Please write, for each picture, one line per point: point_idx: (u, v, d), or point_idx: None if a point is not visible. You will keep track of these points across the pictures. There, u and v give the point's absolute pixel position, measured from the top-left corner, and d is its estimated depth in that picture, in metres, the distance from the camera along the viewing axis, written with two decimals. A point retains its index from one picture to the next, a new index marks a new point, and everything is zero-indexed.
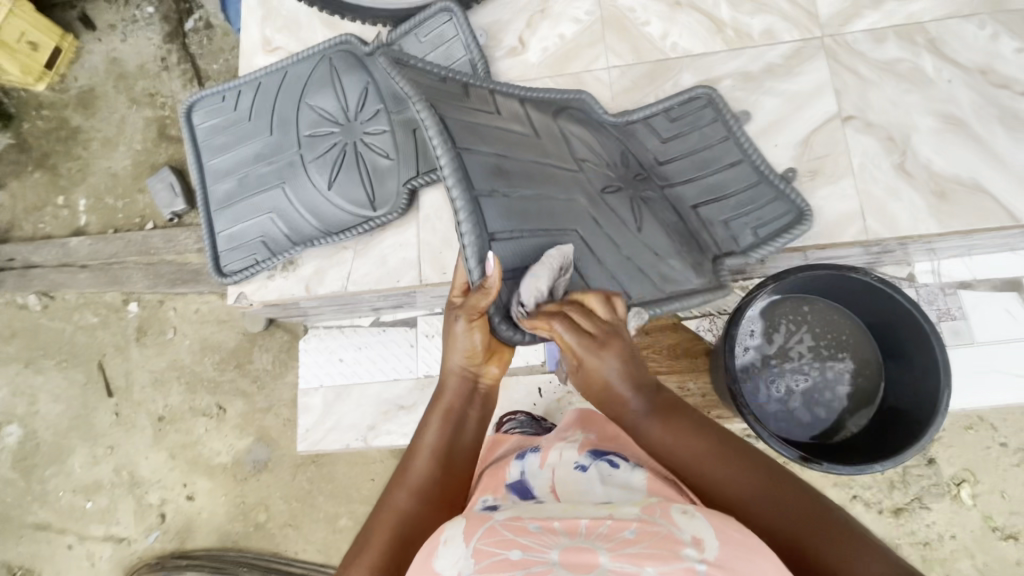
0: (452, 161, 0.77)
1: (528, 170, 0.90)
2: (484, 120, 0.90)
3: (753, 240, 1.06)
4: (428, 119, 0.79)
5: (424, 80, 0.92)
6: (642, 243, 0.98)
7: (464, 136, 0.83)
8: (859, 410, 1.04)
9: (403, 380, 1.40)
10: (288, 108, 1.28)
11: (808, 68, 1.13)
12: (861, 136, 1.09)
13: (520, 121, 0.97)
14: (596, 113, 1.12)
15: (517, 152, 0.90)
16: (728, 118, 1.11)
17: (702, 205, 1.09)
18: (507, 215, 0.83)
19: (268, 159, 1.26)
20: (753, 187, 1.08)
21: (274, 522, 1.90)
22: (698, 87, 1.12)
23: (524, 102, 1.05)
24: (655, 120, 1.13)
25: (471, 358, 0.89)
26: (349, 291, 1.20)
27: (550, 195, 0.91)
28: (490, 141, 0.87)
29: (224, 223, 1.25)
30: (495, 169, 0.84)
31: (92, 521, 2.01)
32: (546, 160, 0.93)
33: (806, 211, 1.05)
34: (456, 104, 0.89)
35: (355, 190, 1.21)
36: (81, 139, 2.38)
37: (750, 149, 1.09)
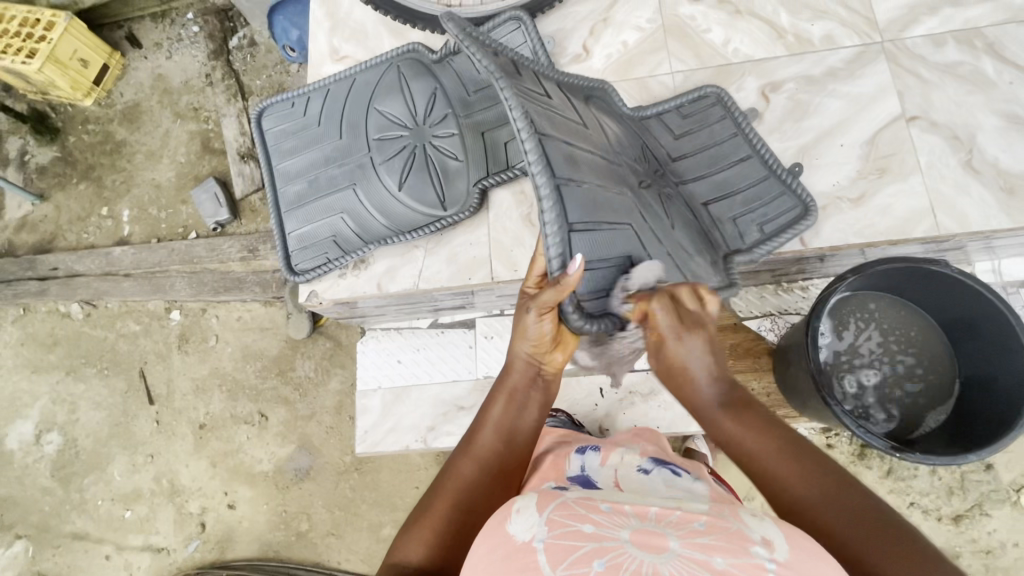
0: (537, 145, 0.69)
1: (590, 159, 0.81)
2: (547, 104, 0.81)
3: (760, 236, 1.08)
4: (512, 105, 0.69)
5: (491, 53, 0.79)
6: (682, 237, 0.95)
7: (541, 118, 0.74)
8: (936, 405, 1.04)
9: (462, 382, 1.41)
10: (356, 113, 1.31)
11: (870, 71, 1.16)
12: (927, 135, 1.11)
13: (566, 103, 0.89)
14: (615, 103, 1.12)
15: (576, 137, 0.82)
16: (736, 114, 1.14)
17: (712, 203, 1.09)
18: (582, 206, 0.75)
19: (339, 162, 1.29)
20: (761, 183, 1.11)
21: (316, 531, 1.88)
22: (708, 86, 1.17)
23: (560, 85, 0.98)
24: (667, 117, 1.16)
25: (538, 346, 0.83)
26: (420, 288, 1.22)
27: (612, 187, 0.84)
28: (557, 127, 0.78)
29: (295, 224, 1.28)
30: (568, 158, 0.75)
31: (130, 530, 1.99)
32: (597, 150, 0.86)
33: (813, 203, 1.08)
34: (525, 87, 0.79)
35: (426, 190, 1.22)
36: (125, 152, 2.43)
37: (759, 146, 1.12)
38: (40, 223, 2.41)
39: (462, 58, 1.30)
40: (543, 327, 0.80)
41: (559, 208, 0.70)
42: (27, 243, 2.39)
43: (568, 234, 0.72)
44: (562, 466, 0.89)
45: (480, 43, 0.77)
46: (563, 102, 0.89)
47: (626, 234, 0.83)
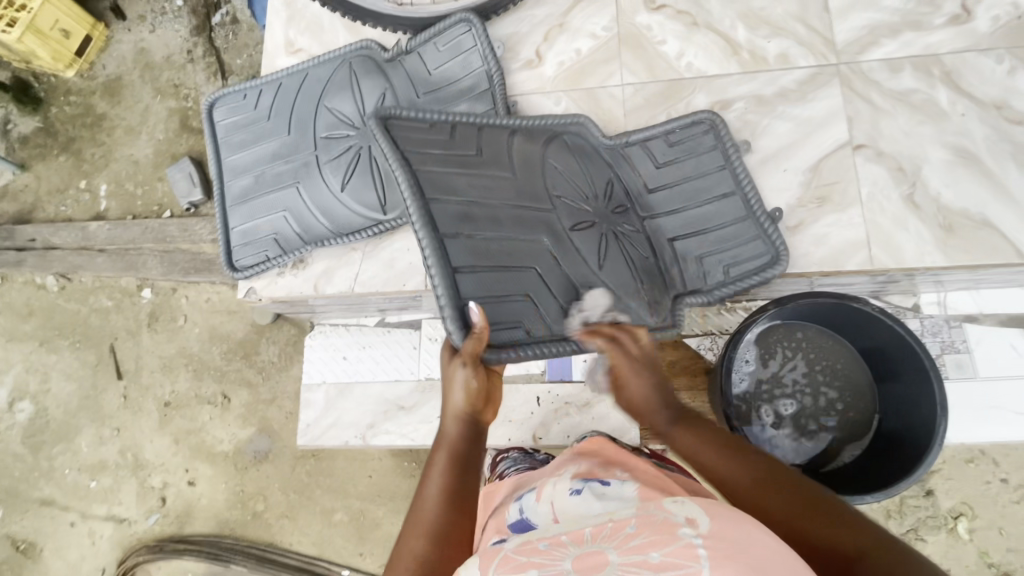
0: (422, 208, 0.78)
1: (495, 212, 0.87)
2: (464, 165, 0.89)
3: (722, 279, 1.07)
4: (403, 175, 0.80)
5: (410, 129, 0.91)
6: (617, 271, 0.95)
7: (434, 184, 0.83)
8: (852, 440, 1.03)
9: (404, 382, 1.42)
10: (306, 109, 1.30)
11: (822, 94, 1.13)
12: (871, 165, 1.09)
13: (504, 158, 0.95)
14: (590, 137, 1.12)
15: (489, 193, 0.88)
16: (726, 146, 1.09)
17: (679, 239, 1.08)
18: (473, 253, 0.81)
19: (285, 158, 1.28)
20: (738, 223, 1.08)
21: (271, 512, 1.93)
22: (702, 111, 1.12)
23: (516, 133, 1.04)
24: (653, 143, 1.11)
25: (470, 400, 0.83)
26: (355, 292, 1.23)
27: (520, 235, 0.87)
28: (463, 187, 0.86)
29: (239, 219, 1.29)
30: (462, 215, 0.83)
31: (95, 500, 2.05)
32: (516, 202, 0.90)
33: (784, 254, 1.05)
34: (445, 157, 0.89)
35: (367, 193, 1.22)
36: (105, 126, 2.43)
37: (744, 182, 1.08)
38: (20, 192, 2.43)
39: (413, 58, 1.27)
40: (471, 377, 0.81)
41: (444, 256, 0.77)
42: (7, 213, 2.41)
43: (460, 304, 0.77)
44: (499, 521, 0.79)
45: (409, 124, 0.91)
46: (496, 155, 0.94)
47: (529, 275, 0.86)
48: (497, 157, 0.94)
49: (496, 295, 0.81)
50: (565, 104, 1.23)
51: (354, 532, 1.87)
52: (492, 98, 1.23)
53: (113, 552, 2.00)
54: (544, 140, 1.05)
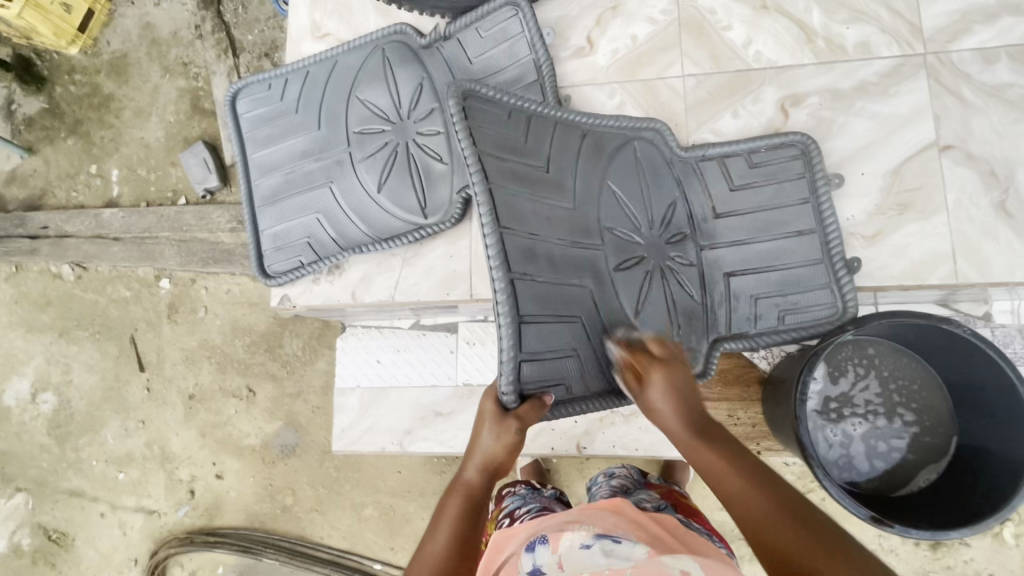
0: (498, 242, 0.73)
1: (550, 251, 0.82)
2: (534, 190, 0.82)
3: (775, 325, 0.98)
4: (481, 191, 0.73)
5: (489, 127, 0.80)
6: (655, 315, 0.92)
7: (507, 208, 0.76)
8: (926, 463, 0.98)
9: (442, 387, 1.38)
10: (338, 101, 1.21)
11: (907, 88, 1.03)
12: (959, 169, 1.00)
13: (570, 176, 0.87)
14: (662, 147, 1.01)
15: (548, 227, 0.82)
16: (816, 177, 1.00)
17: (738, 274, 0.98)
18: (537, 301, 0.77)
19: (317, 156, 1.20)
20: (808, 266, 0.98)
21: (300, 506, 1.93)
22: (794, 133, 1.02)
23: (586, 136, 0.93)
24: (731, 163, 1.01)
25: (499, 455, 0.77)
26: (397, 300, 1.17)
27: (568, 281, 0.83)
28: (528, 217, 0.79)
29: (269, 221, 1.21)
30: (527, 251, 0.77)
31: (124, 491, 2.05)
32: (569, 241, 0.85)
33: (853, 316, 0.96)
34: (518, 175, 0.80)
35: (407, 196, 1.15)
36: (113, 107, 2.32)
37: (827, 222, 0.98)
38: (29, 177, 2.34)
39: (453, 44, 1.17)
40: (517, 441, 0.76)
41: (512, 302, 0.73)
42: (17, 199, 2.34)
43: (519, 359, 0.74)
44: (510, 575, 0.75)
45: (487, 112, 0.81)
46: (561, 173, 0.87)
47: (576, 326, 0.82)
48: (562, 177, 0.87)
49: (550, 350, 0.78)
50: (619, 97, 1.13)
51: (385, 527, 1.86)
52: (541, 90, 1.13)
53: (144, 543, 2.01)
54: (614, 148, 0.96)
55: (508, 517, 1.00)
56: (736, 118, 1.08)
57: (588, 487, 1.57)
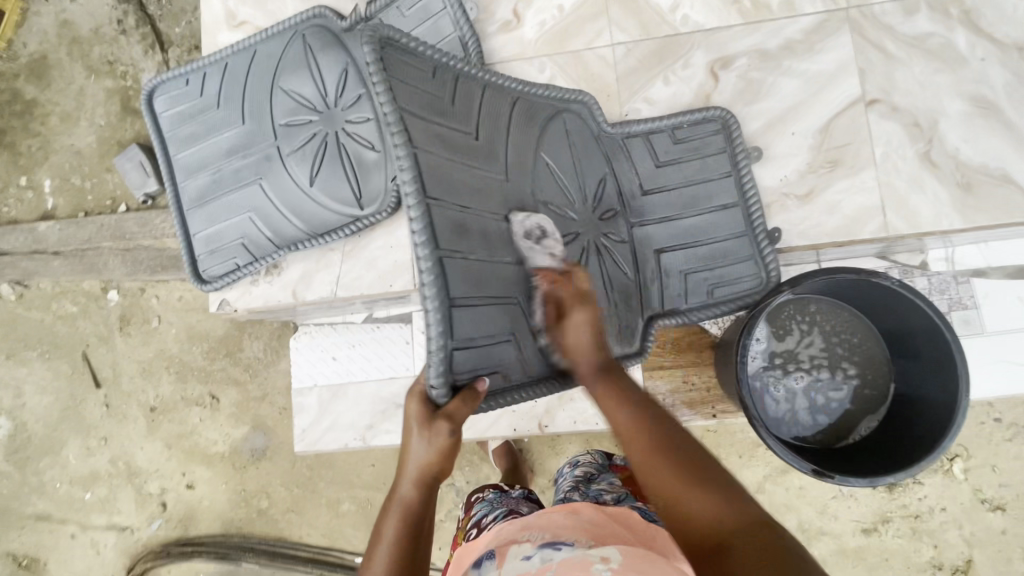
0: (423, 214, 0.58)
1: (486, 223, 0.69)
2: (461, 153, 0.68)
3: (705, 299, 1.00)
4: (402, 156, 0.58)
5: (407, 81, 0.66)
6: (604, 298, 0.82)
7: (435, 176, 0.62)
8: (865, 413, 1.01)
9: (400, 378, 1.36)
10: (259, 93, 1.16)
11: (833, 44, 1.03)
12: (885, 122, 1.01)
13: (503, 142, 0.76)
14: (588, 120, 0.96)
15: (482, 197, 0.69)
16: (738, 149, 1.01)
17: (669, 251, 0.97)
18: (472, 282, 0.63)
19: (241, 152, 1.15)
20: (735, 239, 0.99)
21: (276, 508, 1.91)
22: (713, 107, 1.02)
23: (517, 104, 0.83)
24: (656, 138, 1.00)
25: (429, 463, 0.71)
26: (338, 296, 1.13)
27: (505, 258, 0.70)
28: (460, 187, 0.66)
29: (198, 224, 1.17)
30: (460, 226, 0.64)
31: (93, 511, 2.00)
32: (507, 211, 0.73)
33: (774, 285, 0.99)
34: (446, 138, 0.67)
35: (339, 187, 1.11)
36: (38, 114, 2.19)
37: (749, 193, 0.99)
38: None
39: (374, 26, 1.12)
40: (450, 445, 0.69)
41: (443, 285, 0.59)
42: None
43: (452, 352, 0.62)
44: None
45: (405, 65, 0.68)
46: (493, 137, 0.75)
47: (519, 310, 0.71)
48: (495, 141, 0.75)
49: (489, 338, 0.66)
50: (550, 71, 1.11)
51: (363, 520, 1.86)
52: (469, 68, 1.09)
53: (119, 560, 1.97)
54: (547, 116, 0.87)
55: (476, 528, 0.91)
56: (666, 86, 1.07)
57: (559, 463, 1.60)
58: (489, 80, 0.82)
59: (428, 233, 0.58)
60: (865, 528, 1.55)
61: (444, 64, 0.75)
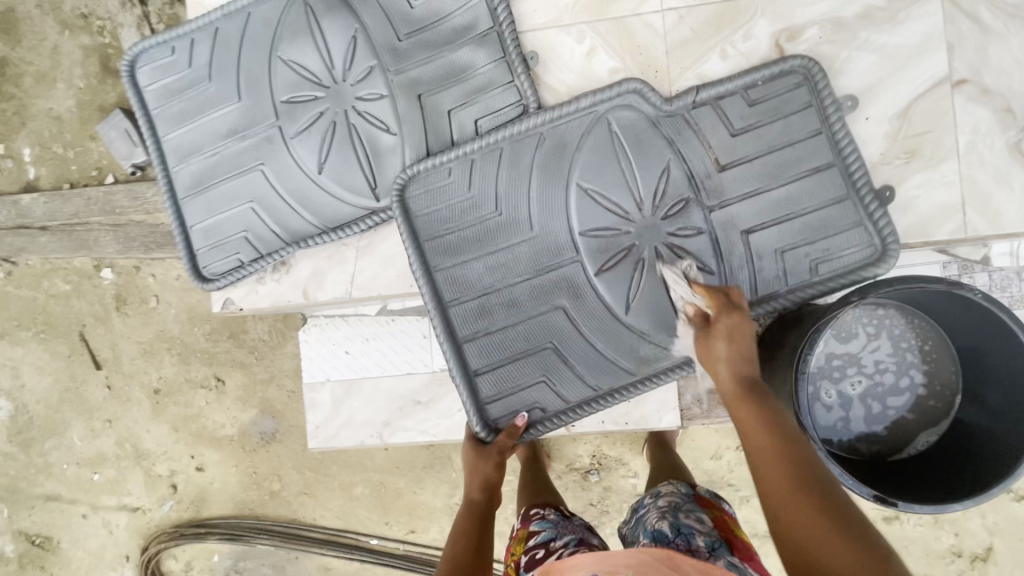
0: (442, 316, 0.96)
1: (508, 290, 0.96)
2: (479, 248, 0.97)
3: (807, 278, 0.90)
4: (421, 278, 0.97)
5: (426, 209, 0.98)
6: (648, 310, 0.93)
7: (451, 283, 0.97)
8: (924, 427, 0.94)
9: (418, 374, 1.29)
10: (257, 64, 1.03)
11: (920, 12, 0.89)
12: (974, 106, 0.89)
13: (525, 205, 0.95)
14: (644, 109, 0.94)
15: (504, 271, 0.96)
16: (826, 106, 0.89)
17: (757, 229, 0.90)
18: (486, 355, 0.96)
19: (239, 134, 1.03)
20: (832, 206, 0.89)
21: (288, 490, 1.89)
22: (792, 57, 0.90)
23: (543, 143, 0.96)
24: (729, 102, 0.91)
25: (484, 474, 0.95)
26: (354, 296, 1.01)
27: (534, 314, 0.95)
28: (477, 277, 0.97)
29: (196, 215, 1.05)
30: (479, 310, 0.96)
31: (103, 492, 1.98)
32: (534, 267, 0.96)
33: (891, 252, 0.87)
34: (467, 235, 0.97)
35: (353, 175, 1.00)
36: (10, 74, 2.01)
37: (845, 151, 0.89)
38: None
39: None
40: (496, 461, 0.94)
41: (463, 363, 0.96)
42: None
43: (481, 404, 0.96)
44: None
45: (429, 184, 0.98)
46: (515, 205, 0.95)
47: (546, 354, 0.95)
48: (516, 209, 0.95)
49: (515, 387, 0.96)
50: (590, 41, 0.96)
51: (377, 503, 1.84)
52: (496, 39, 0.96)
53: (133, 540, 1.97)
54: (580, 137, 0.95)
55: (542, 550, 0.88)
56: (724, 61, 0.94)
57: (579, 452, 1.56)
58: (516, 135, 0.96)
59: (451, 332, 0.96)
60: (889, 518, 1.53)
61: (463, 155, 0.97)
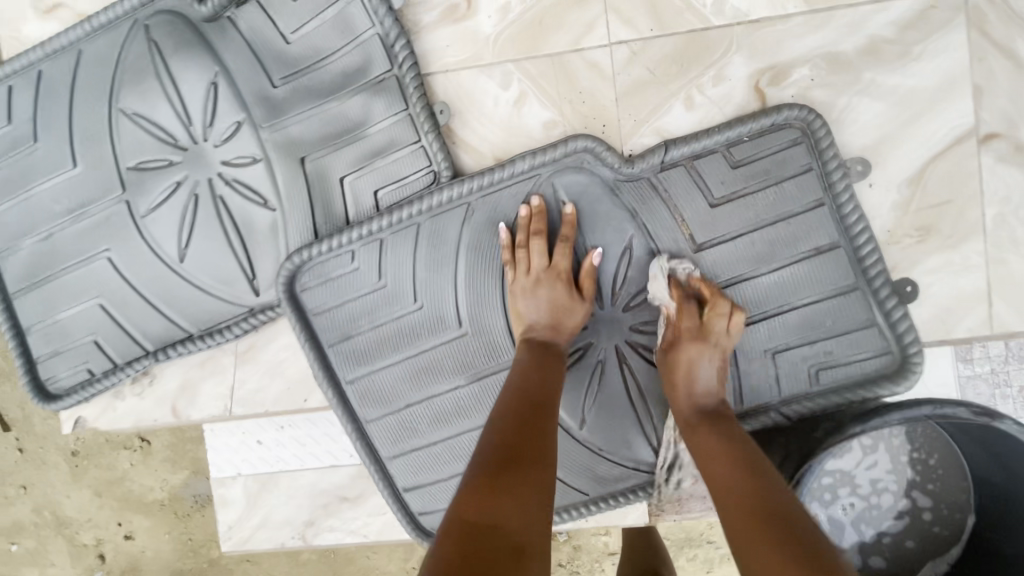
0: (362, 435, 0.79)
1: (435, 403, 0.76)
2: (400, 351, 0.76)
3: (802, 389, 0.71)
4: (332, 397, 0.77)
5: (331, 304, 0.78)
6: (611, 423, 0.75)
7: (369, 398, 0.78)
8: (927, 557, 0.74)
9: (343, 468, 0.96)
10: (92, 118, 0.79)
11: (939, 46, 0.69)
12: (1006, 169, 0.69)
13: (450, 299, 0.74)
14: (599, 173, 0.72)
15: (429, 380, 0.76)
16: (829, 167, 0.69)
17: (744, 325, 0.71)
18: (416, 473, 0.78)
19: (76, 212, 0.80)
20: (837, 299, 0.69)
21: (221, 556, 1.30)
22: (794, 105, 0.69)
23: (467, 219, 0.75)
24: (708, 162, 0.70)
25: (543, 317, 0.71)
26: (234, 415, 0.82)
27: (468, 428, 0.76)
28: (399, 388, 0.77)
29: (30, 315, 0.82)
30: (406, 426, 0.77)
31: (20, 565, 1.40)
32: (468, 373, 0.75)
33: (909, 361, 0.69)
34: (384, 337, 0.76)
35: (224, 260, 0.79)
36: None
37: (851, 228, 0.69)
38: None
39: (252, 12, 0.76)
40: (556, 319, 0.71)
41: (390, 480, 0.80)
42: None
43: (417, 516, 0.80)
44: None
45: (332, 273, 0.77)
46: (438, 297, 0.74)
47: None
48: (441, 302, 0.74)
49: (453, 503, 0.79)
50: (518, 85, 0.74)
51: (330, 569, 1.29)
52: (397, 88, 0.75)
53: None
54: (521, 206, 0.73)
55: None
56: (689, 112, 0.72)
57: None
58: (437, 208, 0.75)
59: (368, 451, 0.79)
60: None
61: (370, 236, 0.76)
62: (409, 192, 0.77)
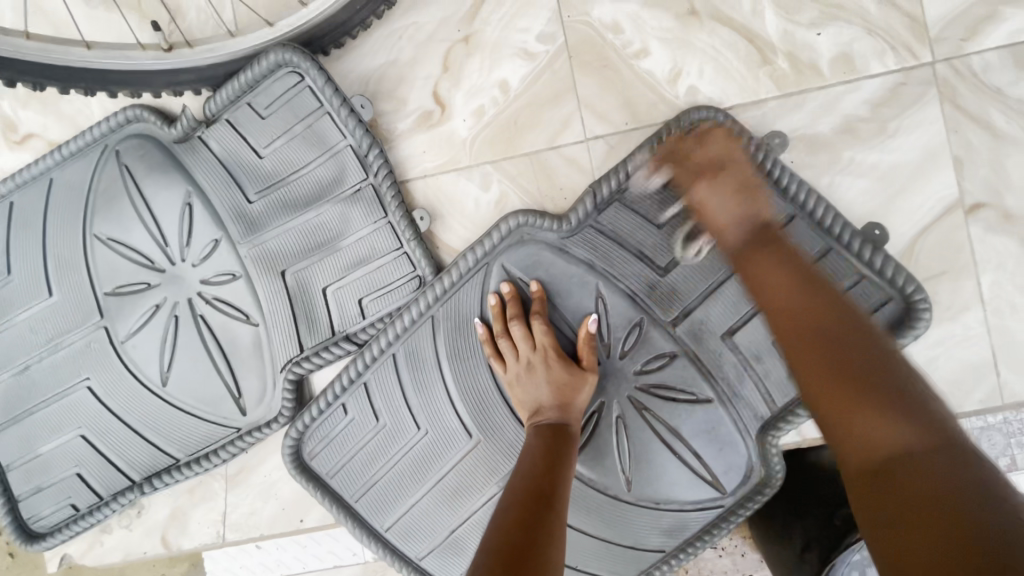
0: (415, 567, 0.75)
1: (475, 521, 0.73)
2: (425, 479, 0.73)
3: None
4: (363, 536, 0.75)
5: (336, 432, 0.75)
6: (655, 478, 0.70)
7: (404, 531, 0.75)
8: None
9: (348, 568, 0.83)
10: (64, 243, 0.76)
11: (913, 121, 0.69)
12: (996, 236, 0.69)
13: (451, 412, 0.72)
14: (540, 238, 0.71)
15: (461, 502, 0.73)
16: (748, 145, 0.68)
17: (741, 327, 0.67)
18: None
19: (52, 340, 0.77)
20: (817, 264, 0.66)
21: None
22: (688, 109, 0.70)
23: (448, 326, 0.73)
24: (640, 185, 0.69)
25: (546, 399, 0.67)
26: (228, 541, 0.84)
27: None
28: (433, 517, 0.74)
29: (10, 451, 0.79)
30: (455, 548, 0.74)
31: None
32: (495, 482, 0.72)
33: (913, 298, 0.65)
34: (405, 466, 0.74)
35: (208, 382, 0.76)
36: None
37: (797, 196, 0.67)
38: None
39: (222, 130, 0.75)
40: (560, 397, 0.67)
41: None
42: None
43: None
44: None
45: (331, 399, 0.75)
46: (440, 418, 0.72)
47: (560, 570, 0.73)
48: (444, 424, 0.72)
49: None
50: (497, 185, 0.75)
51: None
52: (375, 196, 0.74)
53: None
54: (488, 297, 0.72)
55: None
56: None
57: None
58: (405, 331, 0.73)
59: None
60: None
61: (353, 384, 0.75)
62: (381, 298, 0.75)
